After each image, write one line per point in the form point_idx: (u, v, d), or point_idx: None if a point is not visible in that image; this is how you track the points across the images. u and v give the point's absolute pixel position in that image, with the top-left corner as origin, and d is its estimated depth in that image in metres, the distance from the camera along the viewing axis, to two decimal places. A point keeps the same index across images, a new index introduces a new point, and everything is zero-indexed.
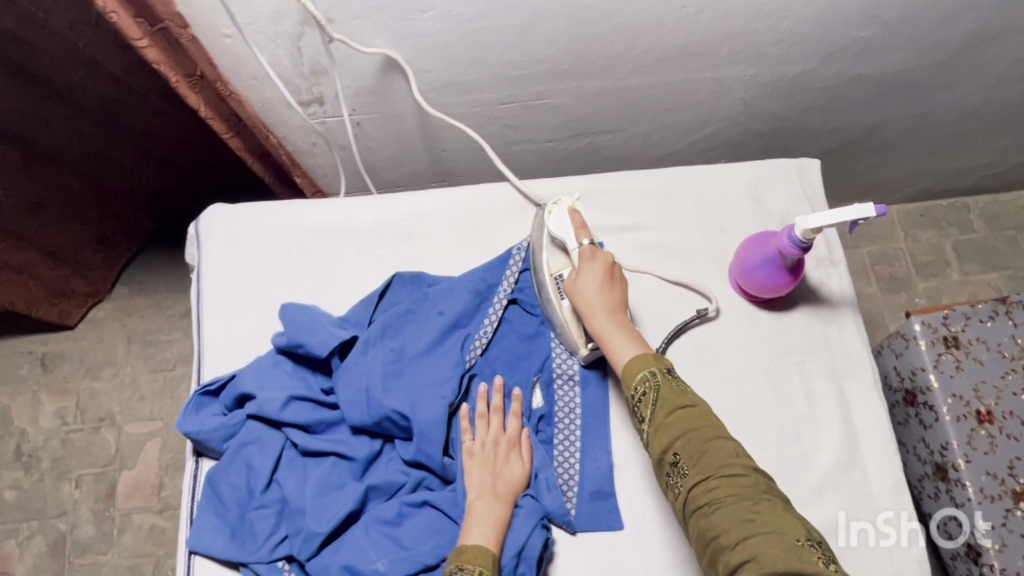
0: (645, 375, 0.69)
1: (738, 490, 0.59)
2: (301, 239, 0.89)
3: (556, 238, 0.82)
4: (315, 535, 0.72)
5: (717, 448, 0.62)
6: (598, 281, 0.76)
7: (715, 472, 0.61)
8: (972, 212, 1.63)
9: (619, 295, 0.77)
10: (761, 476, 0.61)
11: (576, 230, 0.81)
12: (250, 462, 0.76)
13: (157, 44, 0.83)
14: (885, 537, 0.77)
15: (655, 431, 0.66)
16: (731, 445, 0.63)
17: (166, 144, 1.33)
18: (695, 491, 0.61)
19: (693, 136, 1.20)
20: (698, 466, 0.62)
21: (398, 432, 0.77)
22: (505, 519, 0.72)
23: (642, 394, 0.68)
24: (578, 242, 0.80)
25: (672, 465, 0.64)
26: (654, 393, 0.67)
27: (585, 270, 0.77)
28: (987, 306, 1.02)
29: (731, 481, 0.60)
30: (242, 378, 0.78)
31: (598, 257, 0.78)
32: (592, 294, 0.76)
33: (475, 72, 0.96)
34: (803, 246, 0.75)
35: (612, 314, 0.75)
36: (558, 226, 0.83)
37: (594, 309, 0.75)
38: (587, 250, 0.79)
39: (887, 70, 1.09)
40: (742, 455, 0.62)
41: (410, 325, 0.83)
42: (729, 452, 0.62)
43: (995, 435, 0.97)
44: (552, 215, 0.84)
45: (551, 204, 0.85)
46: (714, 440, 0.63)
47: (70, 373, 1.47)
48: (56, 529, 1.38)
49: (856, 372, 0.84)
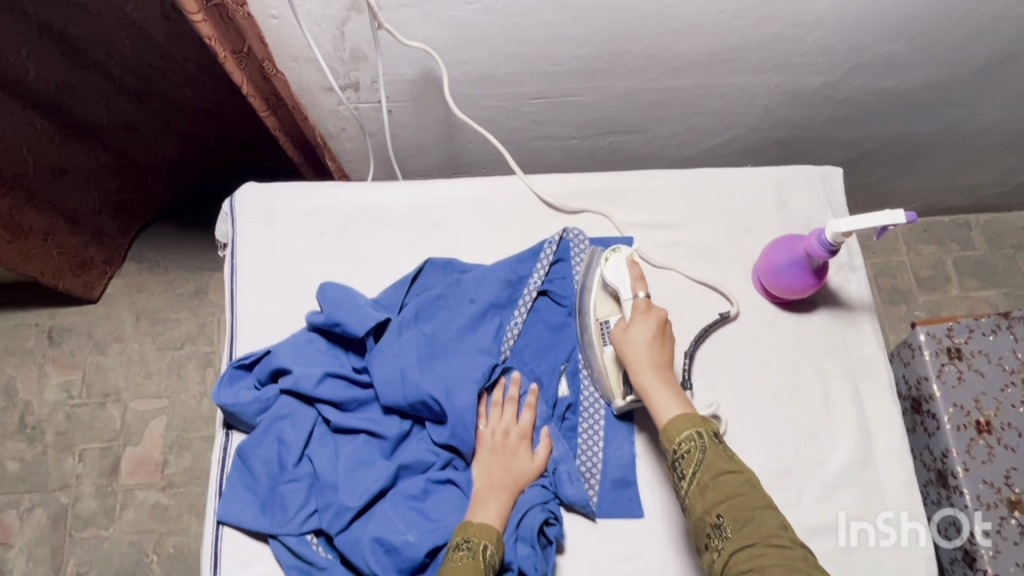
0: (691, 434, 0.70)
1: (784, 560, 0.60)
2: (335, 220, 0.91)
3: (609, 284, 0.83)
4: (347, 509, 0.73)
5: (762, 518, 0.64)
6: (650, 335, 0.78)
7: (760, 540, 0.62)
8: (974, 230, 1.66)
9: (667, 352, 0.78)
10: (805, 552, 0.62)
11: (633, 281, 0.82)
12: (282, 436, 0.77)
13: (212, 19, 0.80)
14: (885, 537, 0.80)
15: (699, 492, 0.67)
16: (776, 518, 0.64)
17: (190, 116, 1.35)
18: (737, 555, 0.62)
19: (713, 141, 1.22)
20: (741, 532, 0.63)
21: (429, 414, 0.78)
22: (509, 506, 0.75)
23: (687, 451, 0.69)
24: (632, 294, 0.81)
25: (713, 527, 0.65)
26: (700, 454, 0.68)
27: (637, 322, 0.79)
28: (990, 320, 1.05)
29: (776, 551, 0.61)
30: (277, 354, 0.79)
31: (652, 312, 0.79)
32: (642, 348, 0.77)
33: (510, 66, 0.97)
34: (832, 248, 0.78)
35: (659, 370, 0.76)
36: (613, 273, 0.83)
37: (641, 363, 0.76)
38: (642, 302, 0.80)
39: (907, 85, 1.12)
40: (787, 528, 0.63)
41: (442, 310, 0.84)
42: (774, 524, 0.63)
43: (993, 445, 1.00)
44: (608, 262, 0.84)
45: (608, 250, 0.85)
46: (761, 510, 0.64)
47: (77, 346, 1.47)
48: (58, 501, 1.38)
49: (872, 375, 0.87)
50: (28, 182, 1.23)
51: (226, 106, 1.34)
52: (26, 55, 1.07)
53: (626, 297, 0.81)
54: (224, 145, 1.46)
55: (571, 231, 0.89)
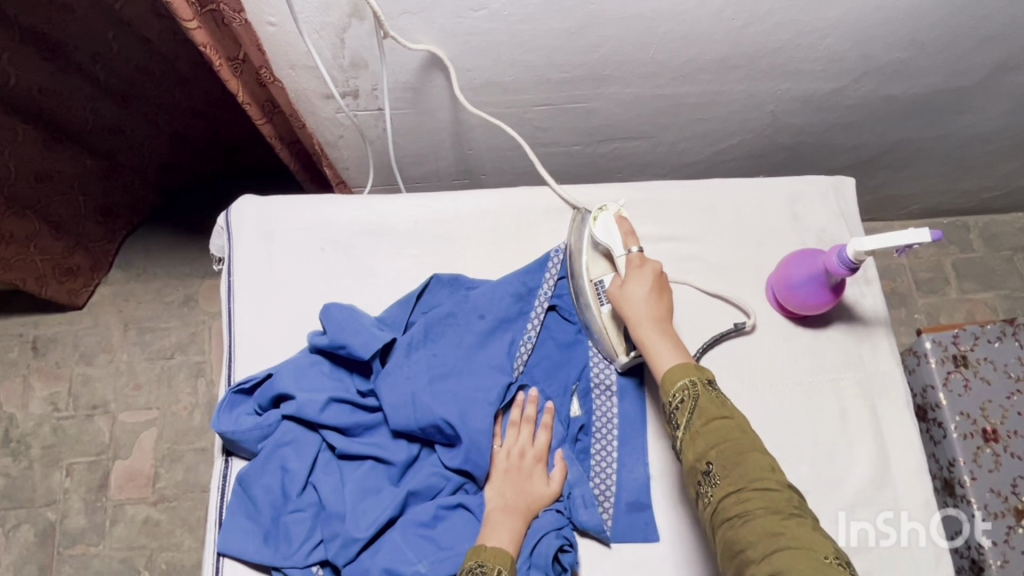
0: (686, 383, 0.67)
1: (770, 505, 0.58)
2: (336, 234, 0.87)
3: (600, 243, 0.82)
4: (355, 540, 0.71)
5: (751, 461, 0.61)
6: (646, 290, 0.75)
7: (747, 485, 0.59)
8: (972, 232, 1.66)
9: (665, 305, 0.76)
10: (794, 493, 0.60)
11: (623, 236, 0.80)
12: (286, 464, 0.74)
13: (207, 26, 0.77)
14: (886, 537, 0.79)
15: (690, 439, 0.65)
16: (766, 460, 0.61)
17: (178, 117, 1.31)
18: (725, 502, 0.60)
19: (718, 146, 1.19)
20: (730, 477, 0.61)
21: (440, 437, 0.76)
22: (522, 531, 0.72)
23: (681, 401, 0.67)
24: (625, 249, 0.80)
25: (704, 474, 0.63)
26: (693, 402, 0.66)
27: (633, 278, 0.77)
28: (995, 326, 1.04)
29: (763, 495, 0.59)
30: (279, 377, 0.76)
31: (647, 265, 0.77)
32: (639, 301, 0.75)
33: (515, 74, 0.94)
34: (853, 266, 0.76)
35: (658, 323, 0.74)
36: (603, 231, 0.82)
37: (639, 317, 0.74)
38: (636, 257, 0.78)
39: (915, 91, 1.10)
40: (777, 470, 0.61)
41: (451, 328, 0.81)
42: (764, 467, 0.61)
43: (999, 453, 0.99)
44: (597, 222, 0.83)
45: (597, 209, 0.84)
46: (750, 453, 0.62)
47: (63, 357, 1.43)
48: (45, 518, 1.34)
49: (889, 392, 0.85)
50: (8, 184, 1.18)
51: (217, 106, 1.31)
52: (9, 63, 1.02)
53: (619, 254, 0.80)
54: (215, 148, 1.42)
55: None
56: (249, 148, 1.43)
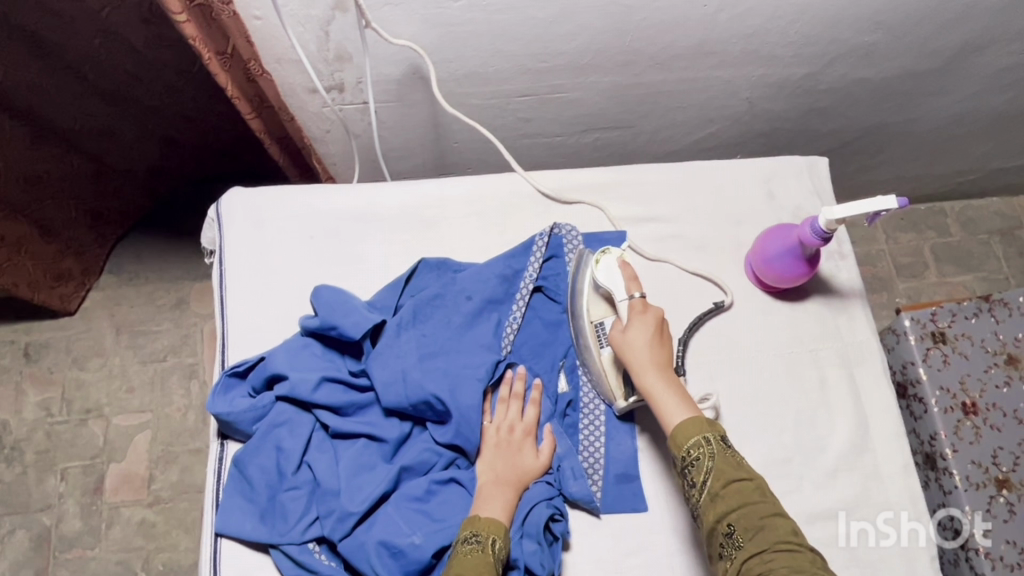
0: (699, 440, 0.69)
1: (795, 564, 0.59)
2: (324, 222, 0.89)
3: (602, 286, 0.82)
4: (350, 515, 0.72)
5: (772, 524, 0.63)
6: (649, 336, 0.77)
7: (770, 546, 0.61)
8: (949, 217, 1.70)
9: (666, 352, 0.77)
10: (817, 555, 0.61)
11: (626, 281, 0.81)
12: (280, 444, 0.75)
13: (196, 19, 0.79)
14: (885, 536, 0.80)
15: (709, 500, 0.66)
16: (786, 523, 0.63)
17: (168, 121, 1.32)
18: (748, 563, 0.61)
19: (697, 135, 1.22)
20: (752, 539, 0.62)
21: (431, 415, 0.77)
22: (514, 502, 0.74)
23: (696, 459, 0.68)
24: (627, 294, 0.80)
25: (726, 536, 0.64)
26: (709, 462, 0.68)
27: (635, 323, 0.78)
28: (971, 303, 1.07)
29: (786, 555, 0.60)
30: (272, 359, 0.78)
31: (649, 311, 0.79)
32: (642, 348, 0.76)
33: (496, 64, 0.97)
34: (825, 236, 0.79)
35: (662, 371, 0.75)
36: (605, 275, 0.82)
37: (643, 364, 0.75)
38: (638, 302, 0.79)
39: (884, 75, 1.14)
40: (798, 533, 0.63)
41: (439, 310, 0.83)
42: (785, 530, 0.62)
43: (979, 426, 1.02)
44: (599, 264, 0.83)
45: (597, 252, 0.84)
46: (771, 517, 0.64)
47: (55, 363, 1.43)
48: (40, 523, 1.34)
49: (866, 361, 0.88)
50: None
51: (207, 109, 1.32)
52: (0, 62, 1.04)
53: (620, 299, 0.80)
54: (203, 152, 1.44)
55: (562, 227, 0.89)
56: (238, 149, 1.44)
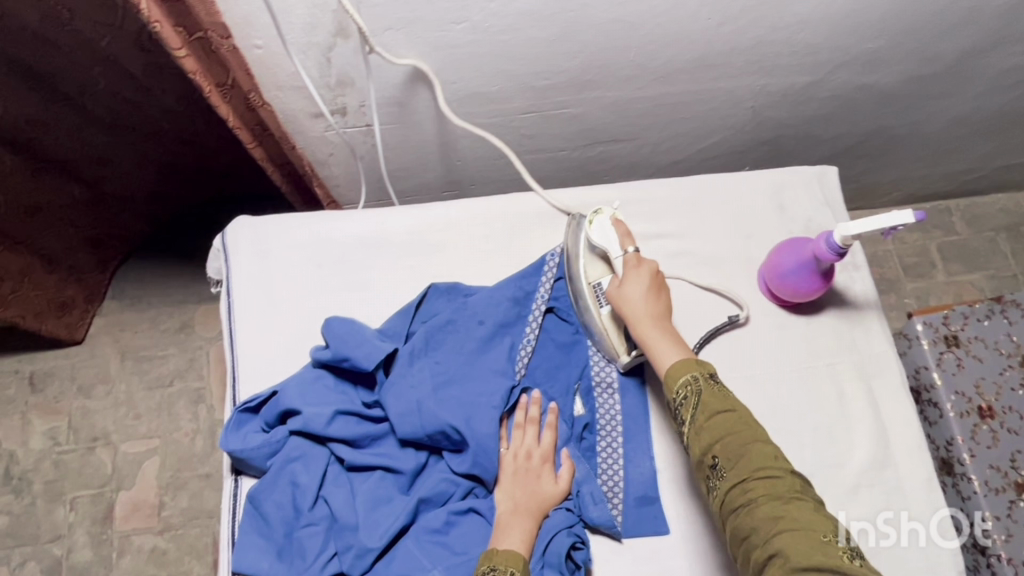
0: (688, 379, 0.68)
1: (774, 492, 0.59)
2: (330, 250, 0.88)
3: (597, 246, 0.84)
4: (369, 550, 0.71)
5: (755, 451, 0.62)
6: (644, 288, 0.77)
7: (751, 475, 0.61)
8: (955, 215, 1.69)
9: (663, 302, 0.78)
10: (797, 479, 0.61)
11: (620, 238, 0.82)
12: (295, 479, 0.74)
13: (195, 53, 0.79)
14: (885, 536, 0.79)
15: (694, 434, 0.66)
16: (769, 449, 0.63)
17: (167, 146, 1.32)
18: (731, 493, 0.62)
19: (701, 144, 1.21)
20: (734, 469, 0.62)
21: (448, 444, 0.76)
22: (534, 531, 0.73)
23: (684, 398, 0.68)
24: (622, 250, 0.82)
25: (711, 468, 0.64)
26: (696, 399, 0.67)
27: (630, 277, 0.78)
28: (983, 305, 1.06)
29: (766, 484, 0.60)
30: (285, 394, 0.76)
31: (644, 265, 0.79)
32: (637, 300, 0.77)
33: (499, 83, 0.96)
34: (842, 251, 0.78)
35: (657, 320, 0.75)
36: (600, 234, 0.84)
37: (638, 315, 0.76)
38: (632, 257, 0.80)
39: (889, 80, 1.13)
40: (780, 458, 0.62)
41: (451, 336, 0.82)
42: (767, 456, 0.62)
43: (996, 430, 1.01)
44: (593, 225, 0.85)
45: (592, 213, 0.87)
46: (753, 444, 0.63)
47: (60, 391, 1.42)
48: (51, 554, 1.33)
49: (884, 372, 0.87)
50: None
51: (206, 133, 1.31)
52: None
53: (616, 256, 0.82)
54: (204, 173, 1.43)
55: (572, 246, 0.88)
56: (239, 171, 1.44)
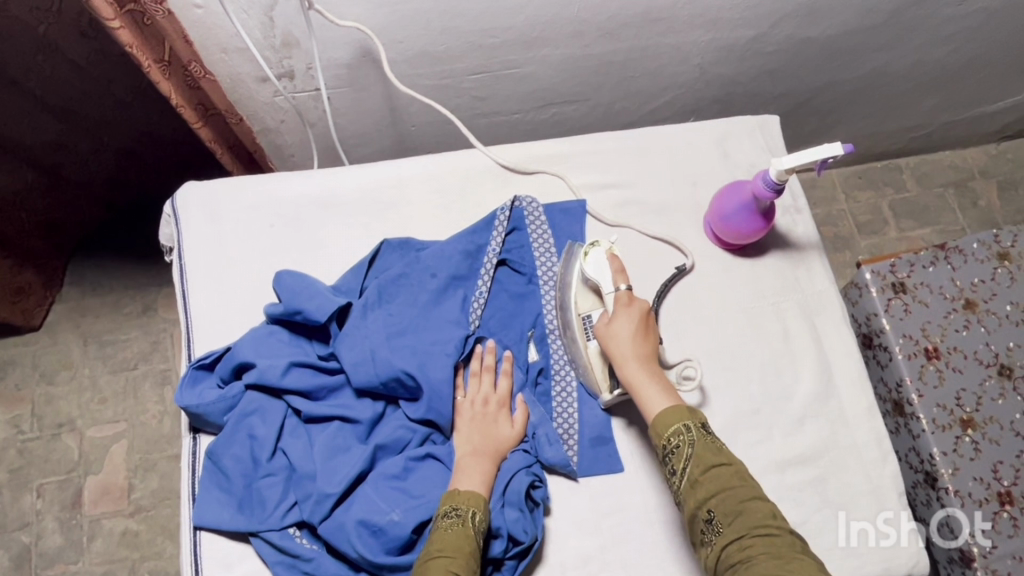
0: (679, 428, 0.71)
1: (773, 550, 0.61)
2: (283, 209, 0.89)
3: (589, 278, 0.83)
4: (328, 496, 0.72)
5: (751, 508, 0.64)
6: (633, 329, 0.78)
7: (749, 532, 0.63)
8: (905, 172, 1.73)
9: (650, 345, 0.78)
10: (796, 538, 0.63)
11: (614, 273, 0.81)
12: (253, 432, 0.75)
13: (130, 26, 0.79)
14: (885, 537, 0.80)
15: (690, 487, 0.68)
16: (766, 506, 0.65)
17: (129, 135, 1.30)
18: (728, 549, 0.63)
19: (653, 104, 1.23)
20: (731, 525, 0.64)
21: (404, 392, 0.78)
22: (492, 473, 0.75)
23: (676, 446, 0.70)
24: (613, 286, 0.81)
25: (706, 522, 0.66)
26: (689, 448, 0.69)
27: (620, 315, 0.79)
28: (928, 253, 1.10)
29: (764, 541, 0.62)
30: (239, 349, 0.77)
31: (635, 304, 0.79)
32: (625, 341, 0.77)
33: (446, 42, 0.97)
34: (778, 187, 0.81)
35: (645, 363, 0.76)
36: (594, 267, 0.83)
37: (625, 358, 0.77)
38: (624, 295, 0.80)
39: (830, 33, 1.16)
40: (777, 516, 0.64)
41: (404, 288, 0.83)
42: (764, 514, 0.64)
43: (942, 369, 1.05)
44: (588, 257, 0.83)
45: (588, 244, 0.84)
46: (750, 501, 0.65)
47: (22, 379, 1.40)
48: (19, 542, 1.31)
49: (827, 309, 0.90)
50: None
51: (163, 122, 1.31)
52: None
53: (607, 291, 0.81)
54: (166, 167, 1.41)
55: (523, 199, 0.90)
56: (200, 161, 1.42)
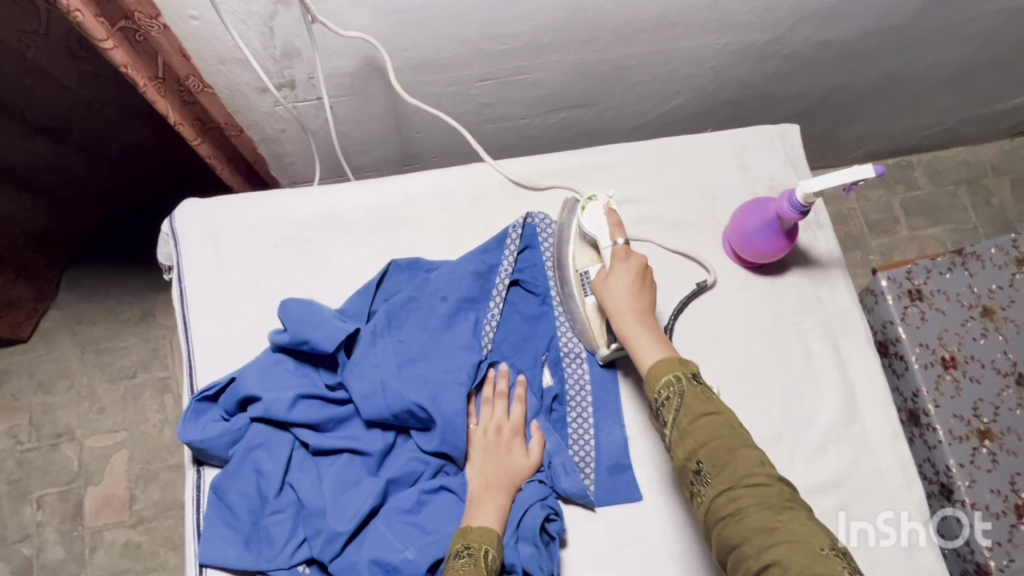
0: (669, 379, 0.67)
1: (762, 501, 0.59)
2: (286, 228, 0.85)
3: (588, 234, 0.82)
4: (338, 535, 0.70)
5: (741, 457, 0.62)
6: (629, 281, 0.76)
7: (738, 482, 0.60)
8: (917, 170, 1.70)
9: (648, 298, 0.76)
10: (786, 486, 0.60)
11: (611, 228, 0.80)
12: (260, 466, 0.72)
13: (123, 45, 0.76)
14: (886, 537, 0.79)
15: (679, 439, 0.65)
16: (755, 454, 0.62)
17: (117, 150, 1.25)
18: (718, 501, 0.61)
19: (664, 107, 1.20)
20: (721, 475, 0.61)
21: (415, 423, 0.75)
22: (507, 505, 0.73)
23: (665, 399, 0.67)
24: (611, 241, 0.79)
25: (696, 474, 0.63)
26: (679, 399, 0.66)
27: (617, 269, 0.77)
28: (945, 259, 1.07)
29: (755, 490, 0.59)
30: (243, 380, 0.74)
31: (632, 257, 0.77)
32: (622, 294, 0.75)
33: (453, 50, 0.93)
34: (803, 209, 0.78)
35: (640, 315, 0.74)
36: (592, 222, 0.81)
37: (620, 310, 0.74)
38: (621, 249, 0.78)
39: (849, 35, 1.12)
40: (766, 463, 0.62)
41: (413, 313, 0.80)
42: (753, 461, 0.61)
43: (959, 379, 1.03)
44: (585, 212, 0.82)
45: (585, 198, 0.83)
46: (739, 450, 0.62)
47: (19, 388, 1.37)
48: (20, 554, 1.29)
49: (850, 328, 0.88)
50: None
51: (156, 140, 1.26)
52: None
53: (604, 246, 0.80)
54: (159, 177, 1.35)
55: (535, 215, 0.87)
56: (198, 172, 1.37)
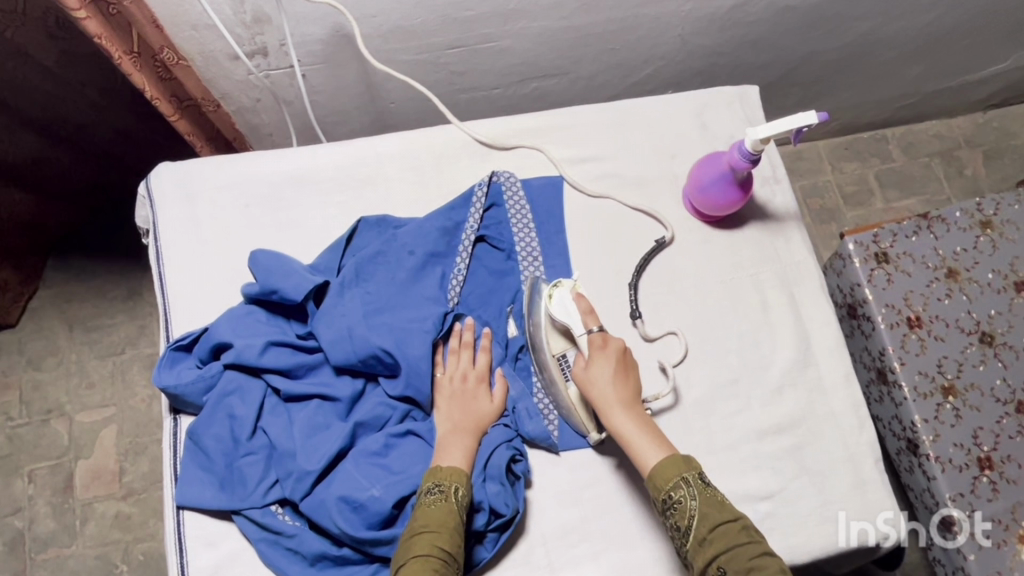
0: (678, 482, 0.69)
1: None
2: (258, 188, 0.88)
3: (558, 320, 0.80)
4: (307, 474, 0.73)
5: (762, 564, 0.62)
6: (612, 372, 0.75)
7: None
8: (891, 142, 1.73)
9: (632, 386, 0.76)
10: None
11: (583, 315, 0.79)
12: (233, 412, 0.76)
13: (97, 16, 0.78)
14: (886, 537, 0.79)
15: (698, 547, 0.66)
16: (776, 562, 0.63)
17: (99, 134, 1.26)
18: None
19: (635, 77, 1.22)
20: None
21: (382, 369, 0.78)
22: (473, 448, 0.76)
23: (677, 502, 0.68)
24: (585, 329, 0.79)
25: None
26: (692, 504, 0.68)
27: (597, 360, 0.76)
28: (910, 222, 1.07)
29: None
30: (216, 329, 0.77)
31: (610, 345, 0.77)
32: (607, 387, 0.75)
33: (421, 16, 0.95)
34: (753, 157, 0.81)
35: (629, 408, 0.74)
36: (561, 308, 0.81)
37: (608, 402, 0.74)
38: (597, 337, 0.78)
39: (812, 2, 1.14)
40: (788, 571, 0.62)
41: (381, 268, 0.83)
42: (773, 568, 0.62)
43: (924, 338, 1.03)
44: (553, 298, 0.81)
45: (550, 285, 0.83)
46: (759, 556, 0.63)
47: (9, 365, 1.40)
48: (12, 527, 1.32)
49: (806, 280, 0.91)
50: None
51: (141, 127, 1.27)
52: None
53: (579, 334, 0.79)
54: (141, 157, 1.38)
55: (500, 174, 0.90)
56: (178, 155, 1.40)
